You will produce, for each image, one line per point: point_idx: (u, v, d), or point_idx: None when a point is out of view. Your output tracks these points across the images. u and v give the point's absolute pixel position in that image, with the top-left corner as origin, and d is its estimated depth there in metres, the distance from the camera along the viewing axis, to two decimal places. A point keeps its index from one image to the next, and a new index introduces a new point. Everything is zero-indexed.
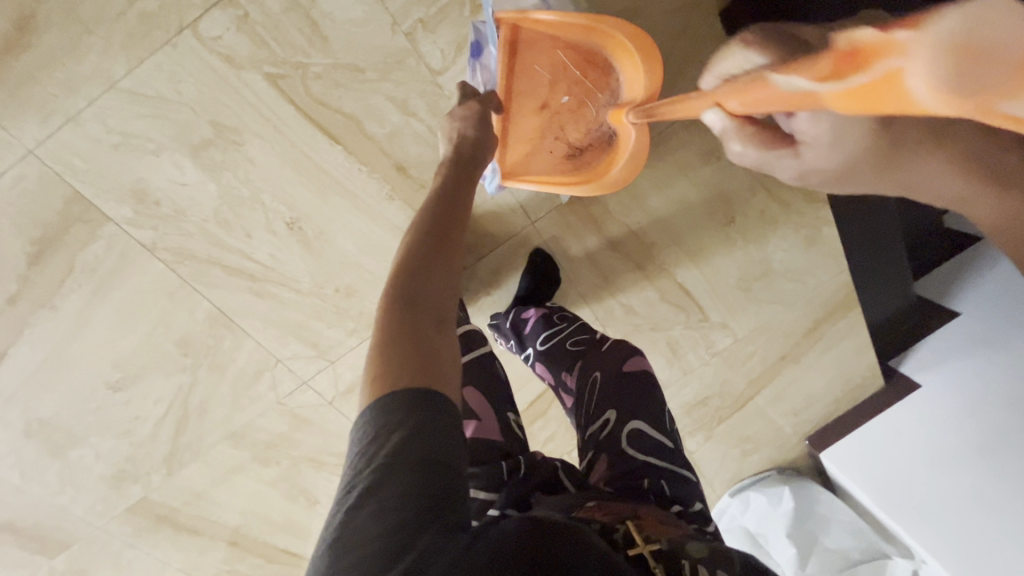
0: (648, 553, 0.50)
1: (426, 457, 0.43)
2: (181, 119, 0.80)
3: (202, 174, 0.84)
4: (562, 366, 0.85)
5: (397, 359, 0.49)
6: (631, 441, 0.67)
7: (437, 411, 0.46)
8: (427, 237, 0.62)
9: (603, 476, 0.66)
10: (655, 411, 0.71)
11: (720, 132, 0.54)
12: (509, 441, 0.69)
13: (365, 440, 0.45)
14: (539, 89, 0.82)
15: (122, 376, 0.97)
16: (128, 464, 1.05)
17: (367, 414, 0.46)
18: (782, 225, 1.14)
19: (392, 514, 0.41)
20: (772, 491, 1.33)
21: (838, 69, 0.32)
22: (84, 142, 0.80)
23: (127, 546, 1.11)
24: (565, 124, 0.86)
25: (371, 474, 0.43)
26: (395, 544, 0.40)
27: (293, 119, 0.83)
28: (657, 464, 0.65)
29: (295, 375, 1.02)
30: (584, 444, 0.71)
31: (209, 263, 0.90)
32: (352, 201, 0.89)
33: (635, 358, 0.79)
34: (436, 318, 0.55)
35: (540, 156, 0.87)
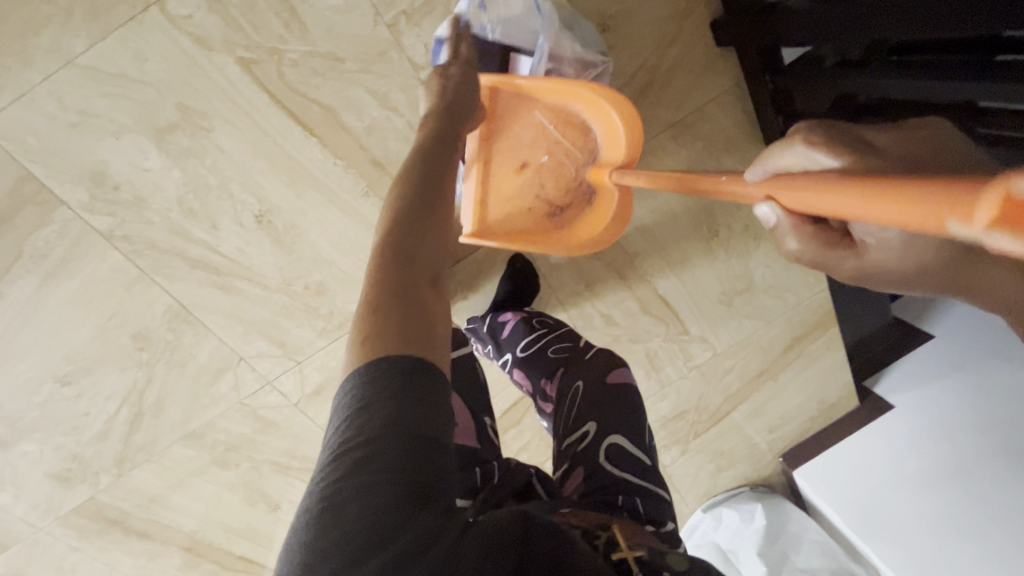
0: (632, 558, 0.48)
1: (418, 432, 0.40)
2: (145, 101, 0.76)
3: (166, 160, 0.80)
4: (540, 373, 0.82)
5: (392, 317, 0.46)
6: (608, 456, 0.63)
7: (429, 383, 0.43)
8: (421, 199, 0.58)
9: (578, 488, 0.62)
10: (634, 426, 0.68)
11: (772, 227, 0.46)
12: (484, 447, 0.63)
13: (352, 410, 0.41)
14: (518, 147, 0.82)
15: (72, 370, 0.91)
16: (75, 463, 0.99)
17: (356, 381, 0.42)
18: (765, 240, 1.13)
19: (381, 491, 0.37)
20: (744, 508, 1.32)
21: (1010, 219, 0.22)
22: (39, 119, 0.75)
23: (72, 549, 1.05)
24: (546, 182, 0.84)
25: (358, 446, 0.39)
26: (381, 530, 0.37)
27: (266, 107, 0.79)
28: (633, 480, 0.62)
29: (259, 374, 0.98)
30: (559, 455, 0.68)
31: (170, 254, 0.85)
32: (326, 195, 0.86)
33: (619, 369, 0.75)
34: (430, 276, 0.53)
35: (518, 216, 0.84)
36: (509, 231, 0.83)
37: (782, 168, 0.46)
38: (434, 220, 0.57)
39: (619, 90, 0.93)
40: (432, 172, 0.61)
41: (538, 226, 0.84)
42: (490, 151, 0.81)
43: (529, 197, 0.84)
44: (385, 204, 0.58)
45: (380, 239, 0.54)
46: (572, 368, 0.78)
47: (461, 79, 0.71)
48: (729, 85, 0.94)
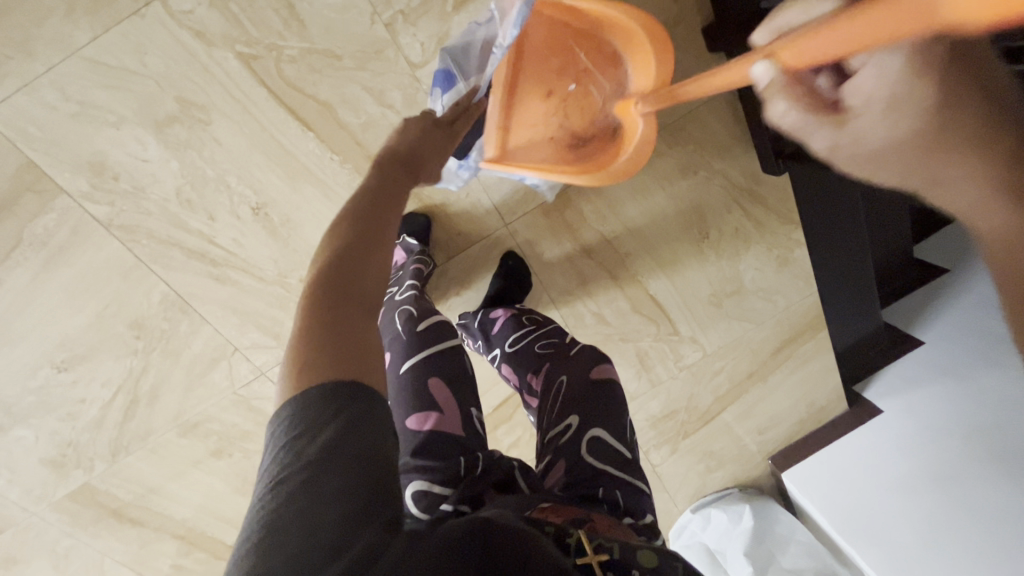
0: (595, 563, 0.49)
1: (361, 453, 0.41)
2: (145, 93, 0.78)
3: (165, 152, 0.81)
4: (527, 368, 0.83)
5: (319, 355, 0.46)
6: (590, 449, 0.65)
7: (371, 404, 0.44)
8: (359, 223, 0.57)
9: (558, 480, 0.63)
10: (616, 420, 0.70)
11: (764, 88, 0.47)
12: (469, 437, 0.63)
13: (292, 436, 0.42)
14: (547, 74, 0.82)
15: (69, 356, 0.93)
16: (70, 448, 1.00)
17: (295, 406, 0.43)
18: (755, 243, 1.14)
19: (327, 510, 0.39)
20: (732, 509, 1.34)
21: None
22: (41, 109, 0.77)
23: (65, 534, 1.07)
24: (571, 113, 0.85)
25: (302, 469, 0.40)
26: (330, 544, 0.38)
27: (264, 101, 0.80)
28: (615, 474, 0.63)
29: (253, 365, 0.99)
30: (543, 447, 0.69)
31: (168, 245, 0.87)
32: (322, 189, 0.87)
33: (603, 364, 0.76)
34: (363, 307, 0.51)
35: (539, 144, 0.85)
36: (528, 162, 0.83)
37: (785, 26, 0.52)
38: (369, 241, 0.56)
39: None
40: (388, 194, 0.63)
41: (557, 155, 0.85)
42: (524, 77, 0.81)
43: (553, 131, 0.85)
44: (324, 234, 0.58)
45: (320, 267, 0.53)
46: (558, 362, 0.79)
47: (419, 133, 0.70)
48: None
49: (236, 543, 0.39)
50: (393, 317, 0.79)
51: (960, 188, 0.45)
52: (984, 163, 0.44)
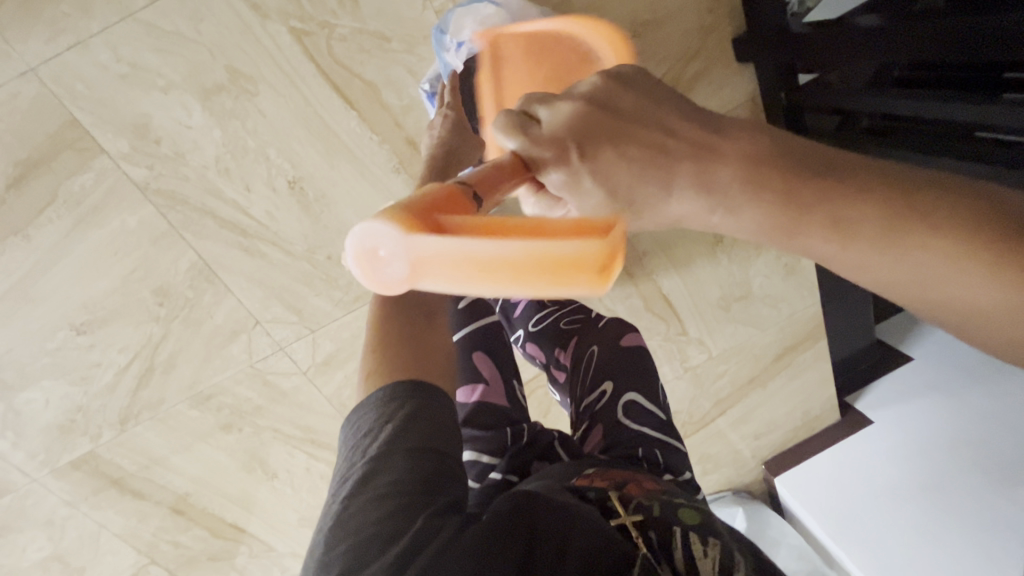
0: (631, 524, 0.51)
1: (417, 447, 0.45)
2: (196, 59, 0.79)
3: (210, 120, 0.82)
4: (554, 345, 0.84)
5: (392, 353, 0.51)
6: (626, 412, 0.69)
7: (428, 402, 0.48)
8: None
9: (598, 445, 0.67)
10: (648, 385, 0.74)
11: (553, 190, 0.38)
12: (514, 407, 0.68)
13: (358, 437, 0.47)
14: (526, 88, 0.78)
15: (89, 320, 0.92)
16: (79, 414, 0.99)
17: (360, 412, 0.49)
18: (765, 250, 1.19)
19: (384, 503, 0.43)
20: (726, 512, 1.38)
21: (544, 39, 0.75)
22: (91, 68, 0.77)
23: (64, 503, 1.05)
24: None
25: (367, 464, 0.45)
26: (386, 530, 0.42)
27: (311, 78, 0.82)
28: (653, 433, 0.67)
29: (272, 340, 0.99)
30: (579, 416, 0.73)
31: (201, 212, 0.88)
32: (358, 167, 0.89)
33: (631, 335, 0.80)
34: (425, 311, 0.55)
35: None
36: None
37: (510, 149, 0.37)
38: None
39: None
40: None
41: None
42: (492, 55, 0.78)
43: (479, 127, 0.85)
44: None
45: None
46: (586, 336, 0.81)
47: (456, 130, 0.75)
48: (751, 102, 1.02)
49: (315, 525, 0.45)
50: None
51: (832, 258, 0.36)
52: (811, 230, 0.35)
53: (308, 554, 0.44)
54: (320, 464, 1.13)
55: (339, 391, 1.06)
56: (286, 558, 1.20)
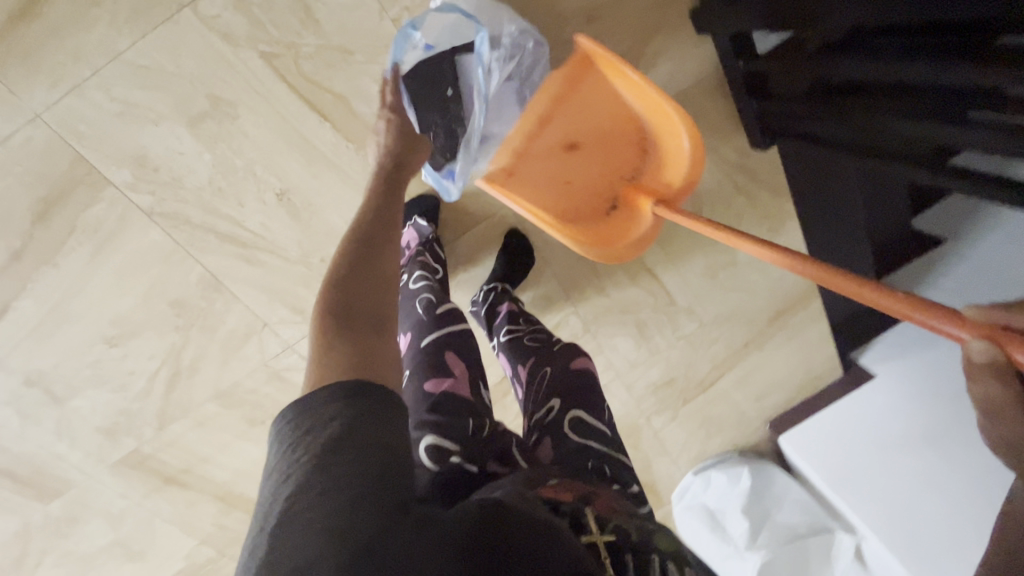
0: (602, 543, 0.53)
1: (363, 446, 0.47)
2: (180, 91, 0.86)
3: (199, 145, 0.90)
4: (518, 358, 0.90)
5: (342, 359, 0.56)
6: (573, 426, 0.71)
7: (373, 398, 0.52)
8: (362, 247, 0.70)
9: (547, 455, 0.69)
10: (596, 404, 0.76)
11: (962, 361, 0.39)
12: (476, 399, 0.71)
13: (298, 434, 0.49)
14: (573, 125, 0.95)
15: (119, 333, 1.03)
16: (122, 417, 1.11)
17: (304, 409, 0.51)
18: (748, 218, 1.19)
19: (334, 498, 0.44)
20: (731, 470, 1.40)
21: (631, 90, 0.90)
22: (89, 109, 0.86)
23: (119, 495, 1.18)
24: (574, 170, 0.97)
25: (313, 459, 0.47)
26: (335, 527, 0.43)
27: (285, 96, 0.89)
28: (596, 449, 0.70)
29: (282, 338, 1.08)
30: (528, 428, 0.74)
31: (203, 229, 0.96)
32: (340, 175, 0.95)
33: (581, 358, 0.83)
34: (374, 325, 0.62)
35: (536, 171, 0.96)
36: (510, 184, 0.95)
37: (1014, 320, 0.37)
38: (382, 265, 0.68)
39: None
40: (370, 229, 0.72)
41: (541, 197, 0.96)
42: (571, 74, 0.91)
43: (435, 126, 0.91)
44: (330, 265, 0.68)
45: (321, 297, 0.64)
46: (542, 358, 0.86)
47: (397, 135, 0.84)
48: (713, 72, 1.04)
49: (257, 521, 0.46)
50: (412, 303, 0.89)
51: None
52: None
53: (251, 549, 0.44)
54: None
55: None
56: None
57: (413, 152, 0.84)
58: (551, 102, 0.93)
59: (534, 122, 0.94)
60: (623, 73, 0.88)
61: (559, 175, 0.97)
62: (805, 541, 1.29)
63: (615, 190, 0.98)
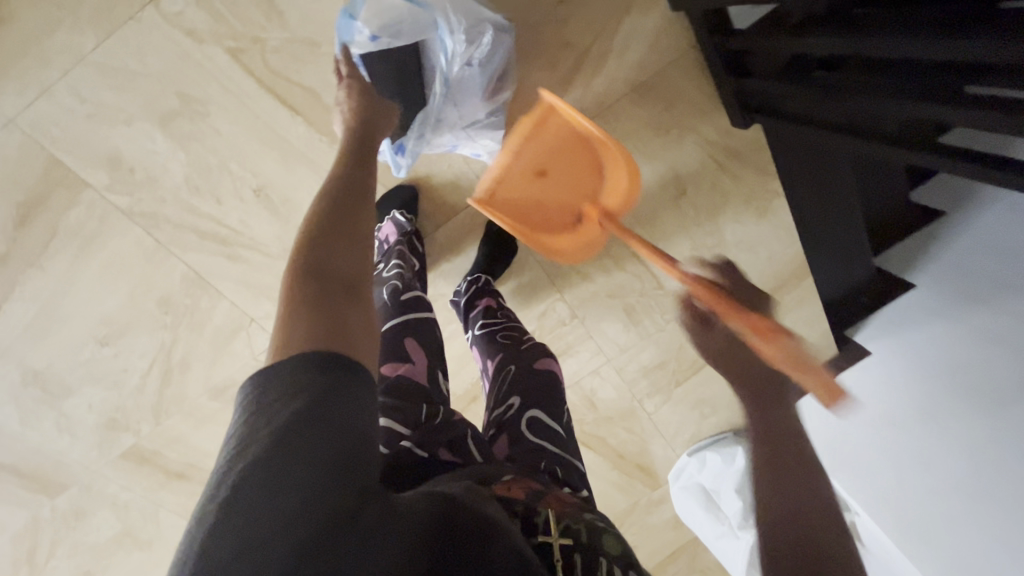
0: (555, 546, 0.54)
1: (327, 427, 0.46)
2: (149, 90, 0.87)
3: (171, 144, 0.90)
4: (487, 352, 0.91)
5: (309, 321, 0.55)
6: (529, 425, 0.71)
7: (346, 374, 0.51)
8: (331, 215, 0.69)
9: (501, 452, 0.69)
10: (555, 404, 0.77)
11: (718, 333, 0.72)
12: (433, 389, 0.71)
13: (263, 403, 0.47)
14: (542, 156, 0.95)
15: (109, 332, 1.05)
16: (119, 413, 1.14)
17: (268, 376, 0.49)
18: (733, 198, 1.15)
19: (294, 477, 0.43)
20: (726, 450, 1.36)
21: (586, 124, 0.91)
22: (62, 112, 0.87)
23: (122, 488, 1.22)
24: (541, 198, 0.97)
25: (272, 432, 0.45)
26: (293, 507, 0.42)
27: (254, 91, 0.88)
28: (550, 450, 0.69)
29: (269, 334, 1.09)
30: (487, 423, 0.75)
31: (183, 228, 0.97)
32: (314, 169, 0.94)
33: (547, 358, 0.84)
34: (343, 289, 0.62)
35: (506, 196, 0.96)
36: (492, 209, 0.94)
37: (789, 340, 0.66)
38: (351, 227, 0.69)
39: (580, 60, 1.03)
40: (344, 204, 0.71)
41: (512, 222, 0.95)
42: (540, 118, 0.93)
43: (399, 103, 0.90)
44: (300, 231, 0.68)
45: (291, 264, 0.63)
46: (509, 353, 0.86)
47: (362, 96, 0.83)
48: (688, 50, 1.02)
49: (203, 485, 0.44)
50: (380, 292, 0.88)
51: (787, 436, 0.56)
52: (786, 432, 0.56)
53: (196, 518, 0.42)
54: None
55: None
56: None
57: (381, 121, 0.85)
58: (518, 137, 0.94)
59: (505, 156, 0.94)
60: (581, 117, 0.89)
61: (529, 200, 0.97)
62: None
63: (580, 210, 0.99)
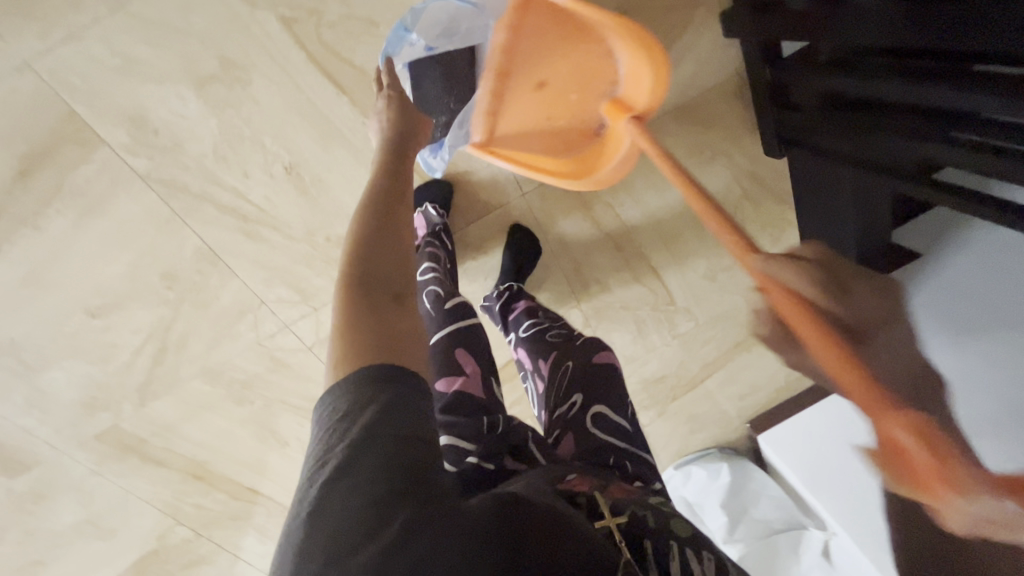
0: (614, 526, 0.54)
1: (397, 436, 0.45)
2: (188, 50, 0.83)
3: (204, 109, 0.86)
4: (537, 353, 0.88)
5: (362, 335, 0.52)
6: (595, 422, 0.71)
7: (405, 386, 0.49)
8: (377, 211, 0.65)
9: (569, 452, 0.68)
10: (619, 400, 0.76)
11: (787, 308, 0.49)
12: (491, 398, 0.69)
13: (340, 421, 0.47)
14: (538, 64, 0.83)
15: (102, 303, 0.97)
16: (100, 391, 1.05)
17: (340, 392, 0.49)
18: (752, 223, 1.17)
19: (367, 490, 0.43)
20: (712, 466, 1.43)
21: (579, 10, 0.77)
22: (86, 61, 0.82)
23: (91, 472, 1.12)
24: (554, 112, 0.89)
25: (347, 447, 0.45)
26: (370, 519, 0.42)
27: (302, 64, 0.85)
28: (620, 446, 0.69)
29: (277, 318, 1.03)
30: (551, 423, 0.75)
31: (202, 199, 0.91)
32: (353, 153, 0.91)
33: (603, 352, 0.82)
34: (391, 293, 0.57)
35: (517, 126, 0.89)
36: (504, 149, 0.90)
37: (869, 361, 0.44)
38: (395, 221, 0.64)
39: None
40: (397, 201, 0.68)
41: (543, 146, 0.93)
42: (518, 18, 0.78)
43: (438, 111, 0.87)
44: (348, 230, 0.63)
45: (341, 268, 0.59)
46: (563, 351, 0.85)
47: (398, 109, 0.81)
48: (730, 76, 1.05)
49: (291, 510, 0.45)
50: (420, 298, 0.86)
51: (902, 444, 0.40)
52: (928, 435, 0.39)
53: (288, 534, 0.43)
54: None
55: None
56: None
57: (418, 131, 0.81)
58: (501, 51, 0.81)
59: (495, 70, 0.82)
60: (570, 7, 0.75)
61: (545, 121, 0.90)
62: (777, 537, 1.33)
63: (596, 114, 0.91)
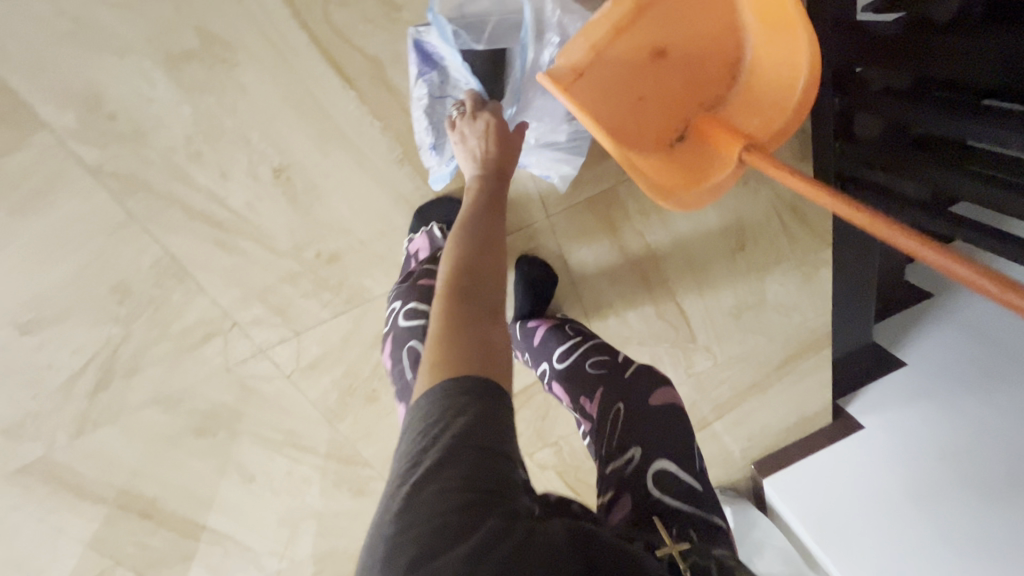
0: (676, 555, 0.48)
1: (488, 450, 0.40)
2: (160, 18, 0.68)
3: (175, 92, 0.71)
4: (578, 389, 0.77)
5: (462, 347, 0.46)
6: (657, 482, 0.58)
7: (500, 404, 0.43)
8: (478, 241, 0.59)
9: (625, 518, 0.57)
10: (685, 450, 0.63)
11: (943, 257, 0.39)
12: None
13: (428, 422, 0.42)
14: (665, 26, 0.66)
15: (36, 316, 0.80)
16: (28, 417, 0.87)
17: (429, 398, 0.43)
18: (785, 259, 1.11)
19: (451, 497, 0.38)
20: None
21: None
22: (28, 23, 0.66)
23: (11, 507, 0.92)
24: (646, 90, 0.69)
25: (436, 450, 0.40)
26: (455, 525, 0.36)
27: (303, 47, 0.71)
28: (687, 511, 0.57)
29: (252, 341, 0.88)
30: (602, 480, 0.63)
31: (167, 200, 0.76)
32: (355, 156, 0.78)
33: (664, 389, 0.70)
34: (491, 308, 0.52)
35: (598, 84, 0.68)
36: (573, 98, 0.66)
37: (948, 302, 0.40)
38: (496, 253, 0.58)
39: None
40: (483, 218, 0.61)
41: (614, 124, 0.68)
42: None
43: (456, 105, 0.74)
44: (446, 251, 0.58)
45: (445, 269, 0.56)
46: (612, 387, 0.72)
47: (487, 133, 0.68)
48: None
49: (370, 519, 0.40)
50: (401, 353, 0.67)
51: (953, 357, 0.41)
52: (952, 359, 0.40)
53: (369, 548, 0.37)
54: (305, 469, 1.00)
55: (325, 396, 0.95)
56: (264, 558, 1.04)
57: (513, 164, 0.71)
58: None
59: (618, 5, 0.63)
60: None
61: (635, 94, 0.69)
62: None
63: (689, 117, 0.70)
